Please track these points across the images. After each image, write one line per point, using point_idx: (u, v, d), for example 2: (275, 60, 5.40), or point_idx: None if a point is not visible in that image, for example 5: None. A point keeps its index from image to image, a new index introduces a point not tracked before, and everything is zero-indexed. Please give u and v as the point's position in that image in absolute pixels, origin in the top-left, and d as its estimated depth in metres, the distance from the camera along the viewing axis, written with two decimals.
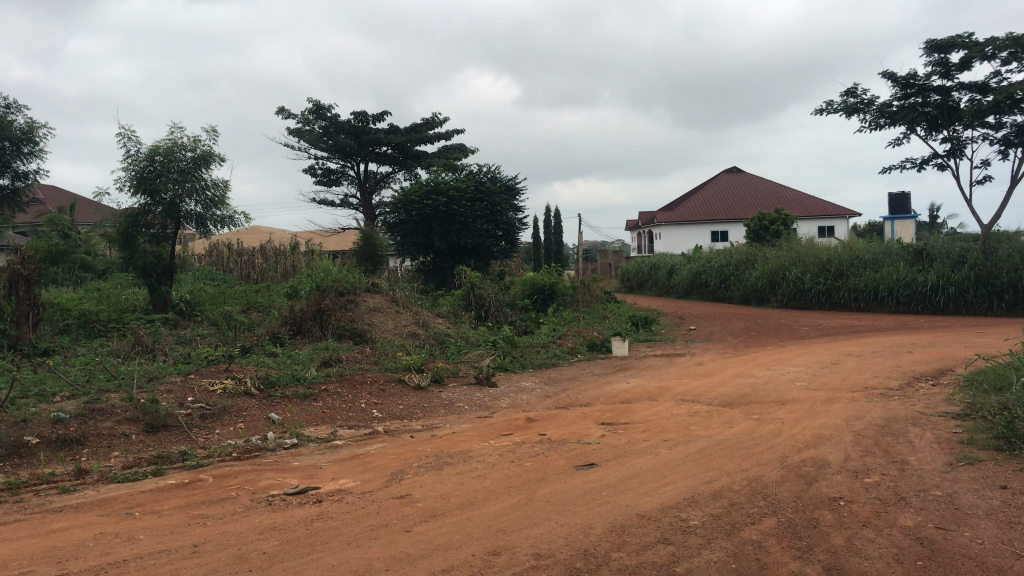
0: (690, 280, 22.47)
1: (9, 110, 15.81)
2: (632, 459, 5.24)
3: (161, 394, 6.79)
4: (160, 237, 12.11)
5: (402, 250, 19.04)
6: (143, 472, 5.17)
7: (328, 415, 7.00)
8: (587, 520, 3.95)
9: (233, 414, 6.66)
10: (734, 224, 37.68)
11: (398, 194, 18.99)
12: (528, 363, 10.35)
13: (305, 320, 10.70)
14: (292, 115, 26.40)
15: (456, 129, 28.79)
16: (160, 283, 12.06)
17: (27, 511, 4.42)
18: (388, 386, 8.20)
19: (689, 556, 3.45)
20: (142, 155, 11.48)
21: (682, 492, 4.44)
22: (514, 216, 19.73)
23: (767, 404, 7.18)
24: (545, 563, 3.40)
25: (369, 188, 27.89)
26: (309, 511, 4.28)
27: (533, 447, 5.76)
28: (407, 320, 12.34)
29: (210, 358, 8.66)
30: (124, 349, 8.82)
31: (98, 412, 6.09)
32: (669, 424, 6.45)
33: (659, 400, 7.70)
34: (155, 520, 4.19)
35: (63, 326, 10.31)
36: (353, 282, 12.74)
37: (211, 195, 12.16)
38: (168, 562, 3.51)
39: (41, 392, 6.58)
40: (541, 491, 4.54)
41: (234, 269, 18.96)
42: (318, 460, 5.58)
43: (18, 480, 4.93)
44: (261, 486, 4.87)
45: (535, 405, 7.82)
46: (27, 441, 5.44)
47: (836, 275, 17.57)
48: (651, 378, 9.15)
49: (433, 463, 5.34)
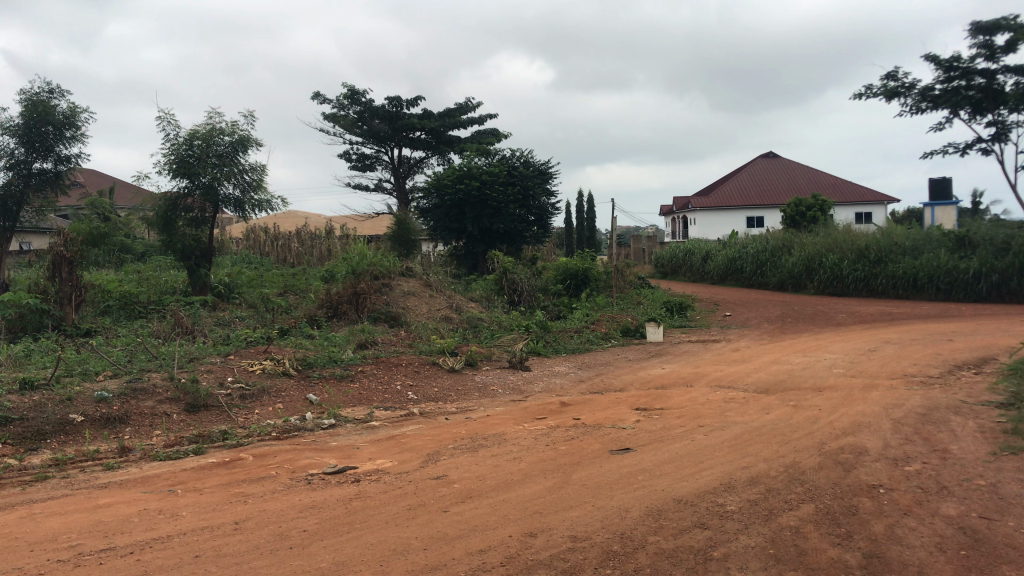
0: (725, 266, 22.31)
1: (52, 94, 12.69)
2: (669, 444, 5.24)
3: (201, 374, 6.92)
4: (198, 221, 12.26)
5: (435, 235, 19.19)
6: (184, 451, 5.28)
7: (365, 396, 7.07)
8: (624, 504, 3.97)
9: (271, 395, 6.75)
10: (769, 210, 37.34)
11: (432, 178, 19.12)
12: (561, 348, 10.37)
13: (342, 303, 10.84)
14: (327, 101, 26.53)
15: (490, 113, 28.66)
16: (199, 265, 12.23)
17: (74, 486, 4.55)
18: (423, 368, 8.28)
19: (726, 541, 3.46)
20: (181, 139, 11.63)
21: (719, 476, 4.43)
22: (547, 200, 19.67)
23: (803, 390, 7.13)
24: (582, 546, 3.42)
25: (403, 173, 27.98)
26: (347, 490, 4.34)
27: (568, 431, 5.76)
28: (440, 304, 12.39)
29: (249, 340, 8.79)
30: (164, 330, 8.98)
31: (140, 391, 6.21)
32: (705, 409, 6.44)
33: (693, 386, 7.68)
34: (198, 498, 4.28)
35: (104, 307, 10.55)
36: (387, 267, 12.85)
37: (249, 179, 12.26)
38: (211, 538, 3.59)
39: (84, 371, 6.73)
40: (576, 474, 4.56)
41: (270, 252, 19.27)
42: (355, 441, 5.64)
43: (64, 457, 5.05)
44: (301, 465, 4.94)
45: (570, 390, 7.81)
46: (72, 419, 5.59)
47: (874, 262, 17.33)
48: (685, 363, 9.10)
49: (469, 445, 5.38)
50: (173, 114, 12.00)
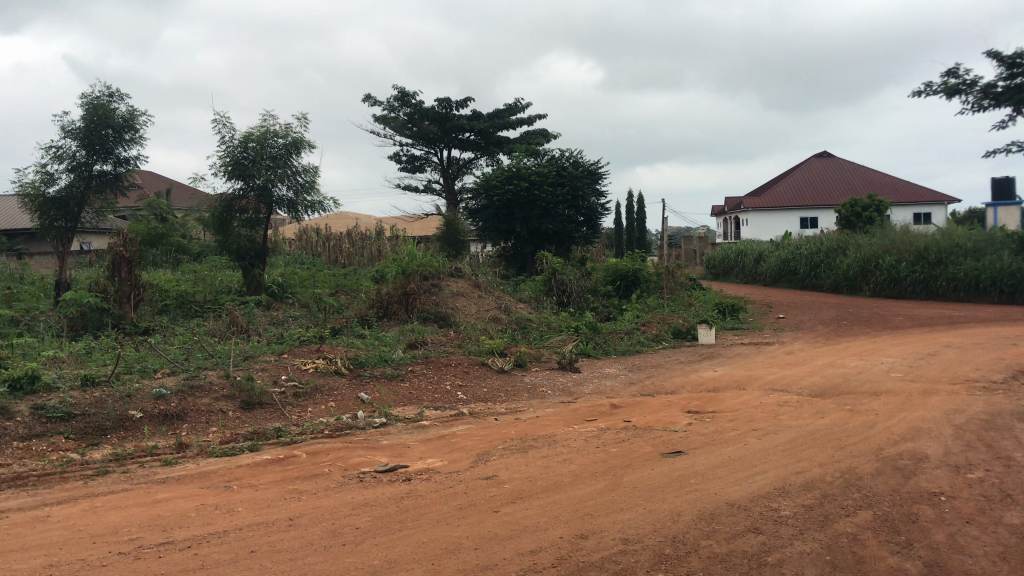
0: (778, 267, 21.99)
1: (112, 98, 12.95)
2: (722, 448, 5.18)
3: (256, 372, 7.05)
4: (253, 222, 12.48)
5: (484, 235, 19.27)
6: (239, 447, 5.38)
7: (415, 396, 7.12)
8: (676, 507, 3.93)
9: (324, 393, 6.85)
10: (824, 211, 36.69)
11: (481, 179, 19.21)
12: (612, 350, 10.32)
13: (392, 303, 10.94)
14: (377, 103, 26.81)
15: (540, 114, 28.65)
16: (253, 266, 12.45)
17: (134, 481, 4.67)
18: (472, 369, 8.32)
19: (781, 547, 3.41)
20: (236, 142, 11.85)
21: (774, 481, 4.37)
22: (597, 201, 19.59)
23: (859, 394, 6.99)
24: (633, 549, 3.40)
25: (452, 174, 28.13)
26: (398, 489, 4.38)
27: (618, 433, 5.73)
28: (490, 305, 12.43)
29: (302, 339, 8.92)
30: (220, 329, 9.16)
31: (197, 388, 6.35)
32: (758, 413, 6.35)
33: (746, 389, 7.58)
34: (253, 494, 4.35)
35: (162, 306, 10.79)
36: (436, 267, 12.95)
37: (303, 180, 12.44)
38: (266, 534, 3.65)
39: (144, 368, 6.90)
40: (627, 477, 4.53)
41: (322, 252, 19.55)
42: (406, 440, 5.69)
43: (124, 452, 5.19)
44: (353, 462, 5.00)
45: (619, 392, 7.77)
46: (132, 415, 5.73)
47: (934, 264, 16.92)
48: (737, 366, 8.99)
49: (519, 446, 5.38)
50: (228, 117, 12.23)
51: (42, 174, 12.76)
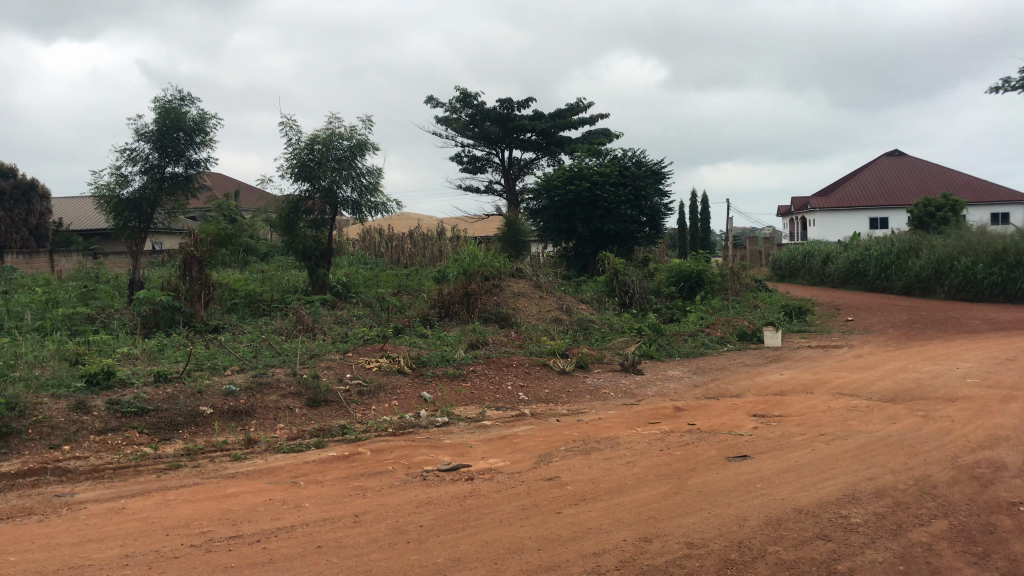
0: (847, 269, 21.49)
1: (183, 101, 13.29)
2: (789, 452, 5.08)
3: (322, 370, 7.17)
4: (319, 223, 12.70)
5: (545, 236, 19.27)
6: (305, 444, 5.48)
7: (477, 396, 7.16)
8: (742, 512, 3.87)
9: (387, 392, 6.93)
10: (895, 211, 35.66)
11: (542, 179, 19.22)
12: (675, 352, 10.22)
13: (453, 303, 11.02)
14: (440, 104, 27.05)
15: (601, 113, 28.54)
16: (319, 266, 12.65)
17: (205, 475, 4.79)
18: (534, 369, 8.32)
19: (852, 555, 3.33)
20: (302, 144, 12.09)
21: (843, 487, 4.27)
22: (660, 201, 19.41)
23: (933, 400, 6.78)
24: (698, 553, 3.36)
25: (513, 174, 28.21)
26: (461, 488, 4.41)
27: (682, 436, 5.67)
28: (551, 305, 12.42)
29: (366, 338, 9.05)
30: (287, 327, 9.36)
31: (265, 386, 6.49)
32: (827, 417, 6.21)
33: (814, 393, 7.43)
34: (319, 490, 4.43)
35: (231, 305, 11.06)
36: (498, 267, 13.01)
37: (366, 182, 12.60)
38: (332, 530, 3.71)
39: (214, 365, 7.08)
40: (692, 480, 4.48)
41: (385, 253, 19.80)
42: (469, 439, 5.72)
43: (195, 447, 5.33)
44: (416, 461, 5.05)
45: (683, 394, 7.69)
46: (203, 411, 5.89)
47: (1012, 266, 16.34)
48: (805, 369, 8.81)
49: (581, 447, 5.36)
50: (294, 120, 12.46)
51: (117, 176, 13.20)
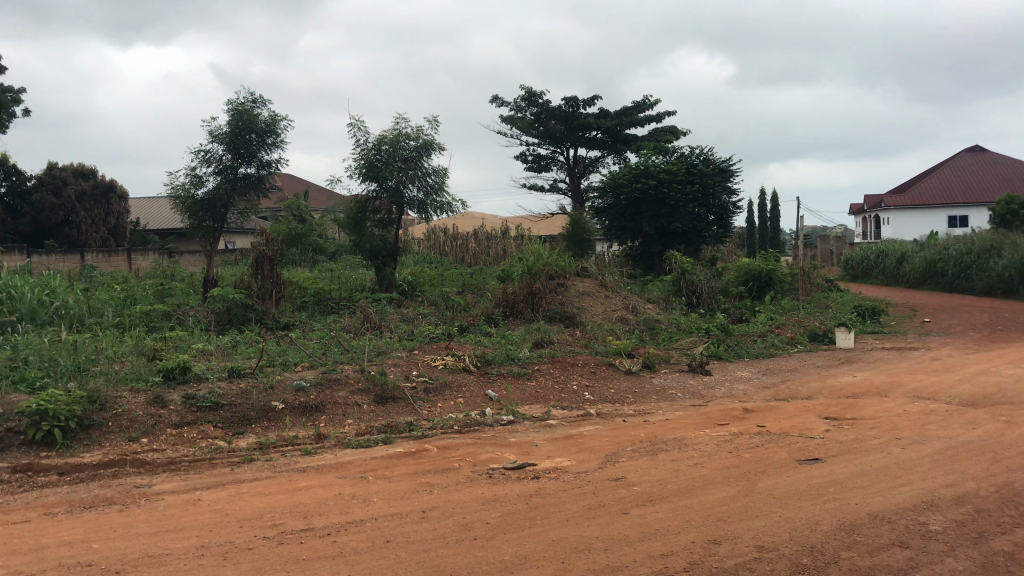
0: (924, 269, 20.84)
1: (256, 103, 13.57)
2: (863, 456, 4.96)
3: (389, 367, 7.28)
4: (386, 222, 12.88)
5: (611, 235, 19.18)
6: (373, 440, 5.56)
7: (542, 395, 7.17)
8: (814, 516, 3.80)
9: (453, 389, 6.99)
10: (976, 208, 34.34)
11: (607, 178, 19.14)
12: (744, 352, 10.06)
13: (518, 302, 11.04)
14: (505, 103, 27.15)
15: (668, 111, 28.27)
16: (385, 264, 12.82)
17: (276, 468, 4.91)
18: (600, 369, 8.29)
19: (930, 563, 3.23)
20: (370, 145, 12.27)
21: (921, 493, 4.15)
22: (727, 199, 19.12)
23: (1017, 405, 6.53)
24: (769, 557, 3.30)
25: (578, 173, 28.13)
26: (528, 486, 4.42)
27: (751, 438, 5.58)
28: (617, 305, 12.35)
29: (431, 336, 9.14)
30: (354, 325, 9.52)
31: (334, 381, 6.62)
32: (903, 421, 6.04)
33: (889, 396, 7.22)
34: (387, 485, 4.49)
35: (301, 303, 11.29)
36: (563, 267, 13.01)
37: (432, 181, 12.70)
38: (400, 525, 3.76)
39: (285, 361, 7.24)
40: (762, 483, 4.40)
41: (450, 251, 19.97)
42: (534, 438, 5.73)
43: (267, 441, 5.46)
44: (482, 459, 5.08)
45: (752, 396, 7.56)
46: (274, 406, 6.02)
47: None
48: (879, 372, 8.58)
49: (648, 448, 5.32)
50: (362, 121, 12.66)
51: (192, 177, 13.60)
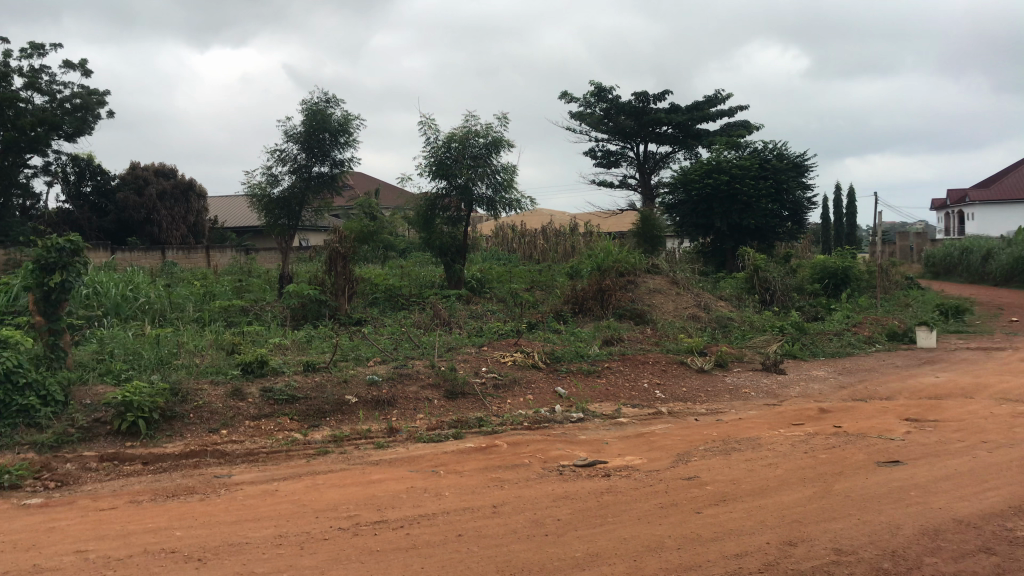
0: (1010, 266, 20.03)
1: (329, 103, 13.81)
2: (946, 460, 4.80)
3: (459, 363, 7.34)
4: (455, 219, 12.98)
5: (682, 231, 18.96)
6: (444, 435, 5.62)
7: (612, 392, 7.14)
8: (894, 520, 3.70)
9: (522, 386, 7.01)
10: None
11: (678, 173, 18.92)
12: (819, 351, 9.83)
13: (587, 299, 11.01)
14: (574, 99, 27.08)
15: (740, 106, 27.78)
16: (454, 261, 12.93)
17: (350, 461, 5.00)
18: (670, 367, 8.21)
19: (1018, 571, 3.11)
20: (440, 142, 12.39)
21: (1008, 498, 4.00)
22: (802, 194, 18.69)
23: None
24: (847, 560, 3.23)
25: (648, 169, 27.88)
26: (598, 484, 4.41)
27: (828, 439, 5.46)
28: (688, 302, 12.20)
29: (500, 332, 9.19)
30: (425, 321, 9.62)
31: (405, 376, 6.71)
32: (989, 424, 5.82)
33: (974, 398, 6.97)
34: (458, 479, 4.54)
35: (373, 299, 11.47)
36: (633, 263, 12.92)
37: (501, 179, 12.71)
38: (471, 519, 3.80)
39: (357, 356, 7.36)
40: (839, 484, 4.31)
41: (518, 248, 20.01)
42: (605, 436, 5.71)
43: (341, 434, 5.57)
44: (552, 455, 5.09)
45: (828, 396, 7.39)
46: (348, 399, 6.13)
47: None
48: (964, 373, 8.28)
49: (721, 448, 5.25)
50: (432, 119, 12.78)
51: (268, 176, 13.94)
